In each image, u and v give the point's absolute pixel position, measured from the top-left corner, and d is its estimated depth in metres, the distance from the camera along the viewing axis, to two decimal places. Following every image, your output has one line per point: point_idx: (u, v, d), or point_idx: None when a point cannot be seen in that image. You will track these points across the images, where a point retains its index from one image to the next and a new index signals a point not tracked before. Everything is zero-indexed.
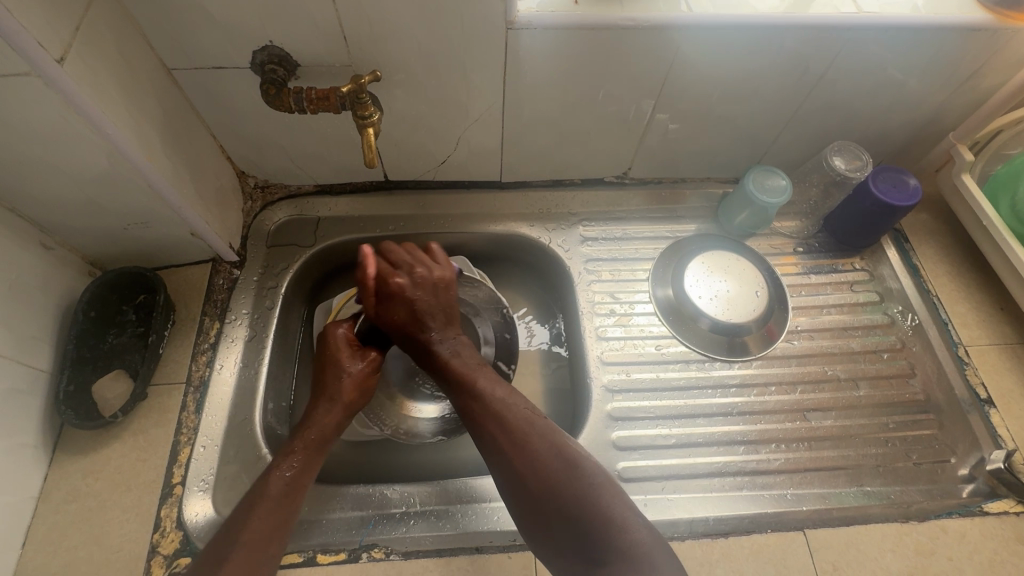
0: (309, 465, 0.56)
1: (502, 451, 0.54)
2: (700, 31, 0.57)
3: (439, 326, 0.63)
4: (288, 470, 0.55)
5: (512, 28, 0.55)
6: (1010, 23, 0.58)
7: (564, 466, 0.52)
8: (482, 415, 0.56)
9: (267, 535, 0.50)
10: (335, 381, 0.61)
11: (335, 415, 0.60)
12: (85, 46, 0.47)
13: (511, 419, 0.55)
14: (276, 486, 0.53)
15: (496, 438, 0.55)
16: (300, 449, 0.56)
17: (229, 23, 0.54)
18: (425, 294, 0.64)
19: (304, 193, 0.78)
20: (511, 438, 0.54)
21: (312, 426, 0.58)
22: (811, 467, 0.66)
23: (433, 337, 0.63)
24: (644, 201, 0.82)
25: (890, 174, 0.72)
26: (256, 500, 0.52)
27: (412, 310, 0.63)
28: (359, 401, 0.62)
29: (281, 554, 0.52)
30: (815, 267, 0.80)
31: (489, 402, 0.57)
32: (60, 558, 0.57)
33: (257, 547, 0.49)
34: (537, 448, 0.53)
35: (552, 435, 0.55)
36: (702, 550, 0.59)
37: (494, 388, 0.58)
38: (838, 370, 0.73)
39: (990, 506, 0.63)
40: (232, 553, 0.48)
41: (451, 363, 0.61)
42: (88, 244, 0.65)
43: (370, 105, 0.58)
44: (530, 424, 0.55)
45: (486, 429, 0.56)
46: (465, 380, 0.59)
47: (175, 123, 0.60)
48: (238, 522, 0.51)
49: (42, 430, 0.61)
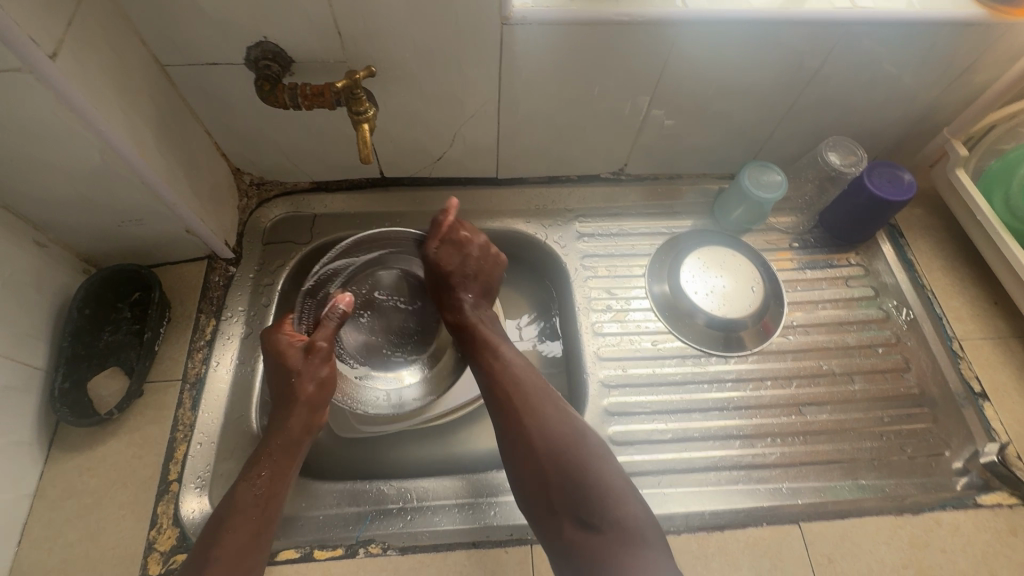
0: (277, 471, 0.56)
1: (514, 412, 0.58)
2: (695, 26, 0.57)
3: (476, 292, 0.68)
4: (256, 480, 0.55)
5: (507, 23, 0.55)
6: (1003, 18, 0.58)
7: (572, 433, 0.56)
8: (500, 376, 0.60)
9: (242, 546, 0.51)
10: (290, 384, 0.59)
11: (299, 418, 0.59)
12: (77, 42, 0.47)
13: (527, 385, 0.59)
14: (246, 499, 0.53)
15: (509, 401, 0.58)
16: (267, 458, 0.56)
17: (223, 19, 0.53)
18: (476, 258, 0.68)
19: (300, 190, 0.78)
20: (525, 402, 0.58)
21: (277, 434, 0.58)
22: (807, 461, 0.67)
23: (469, 300, 0.68)
24: (640, 196, 0.82)
25: (885, 168, 0.72)
26: (228, 512, 0.53)
27: (463, 267, 0.67)
28: (321, 395, 0.60)
29: (264, 560, 0.52)
30: (811, 262, 0.80)
31: (510, 366, 0.61)
32: (56, 555, 0.57)
33: (232, 559, 0.50)
34: (548, 413, 0.57)
35: (562, 407, 0.59)
36: (698, 544, 0.60)
37: (513, 358, 0.63)
38: (833, 365, 0.73)
39: (984, 498, 0.63)
40: (206, 567, 0.49)
41: (479, 326, 0.66)
42: (83, 241, 0.65)
43: (365, 100, 0.58)
44: (545, 393, 0.59)
45: (501, 391, 0.59)
46: (488, 345, 0.64)
47: (170, 120, 0.60)
48: (212, 536, 0.52)
49: (38, 427, 0.61)
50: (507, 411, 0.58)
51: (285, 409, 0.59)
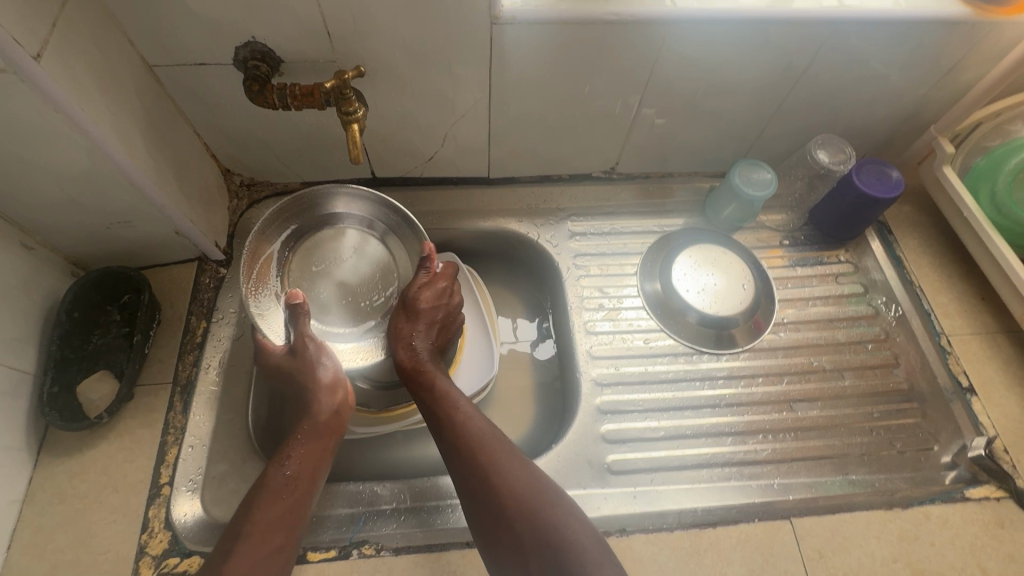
0: (305, 454, 0.57)
1: (479, 474, 0.54)
2: (685, 25, 0.57)
3: (435, 335, 0.65)
4: (286, 462, 0.56)
5: (497, 23, 0.55)
6: (988, 17, 0.59)
7: (542, 491, 0.54)
8: (462, 430, 0.57)
9: (272, 524, 0.52)
10: (303, 380, 0.60)
11: (325, 404, 0.59)
12: (62, 42, 0.47)
13: (490, 440, 0.56)
14: (276, 479, 0.54)
15: (474, 460, 0.55)
16: (295, 443, 0.57)
17: (211, 19, 0.53)
18: (441, 307, 0.65)
19: (291, 191, 0.78)
20: (490, 461, 0.55)
21: (305, 418, 0.58)
22: (798, 457, 0.67)
23: (423, 339, 0.64)
24: (632, 195, 0.82)
25: (874, 166, 0.73)
26: (257, 492, 0.54)
27: (434, 312, 0.65)
28: (339, 381, 0.61)
29: (296, 541, 0.53)
30: (801, 259, 0.81)
31: (471, 420, 0.58)
32: (46, 559, 0.57)
33: (260, 538, 0.51)
34: (519, 472, 0.54)
35: (526, 462, 0.56)
36: (691, 541, 0.60)
37: (474, 412, 0.59)
38: (824, 361, 0.74)
39: (972, 492, 0.64)
40: (238, 544, 0.50)
41: (438, 378, 0.62)
42: (71, 244, 0.64)
43: (354, 100, 0.58)
44: (510, 449, 0.56)
45: (463, 448, 0.56)
46: (446, 397, 0.60)
47: (158, 121, 0.60)
48: (242, 514, 0.52)
49: (27, 432, 0.60)
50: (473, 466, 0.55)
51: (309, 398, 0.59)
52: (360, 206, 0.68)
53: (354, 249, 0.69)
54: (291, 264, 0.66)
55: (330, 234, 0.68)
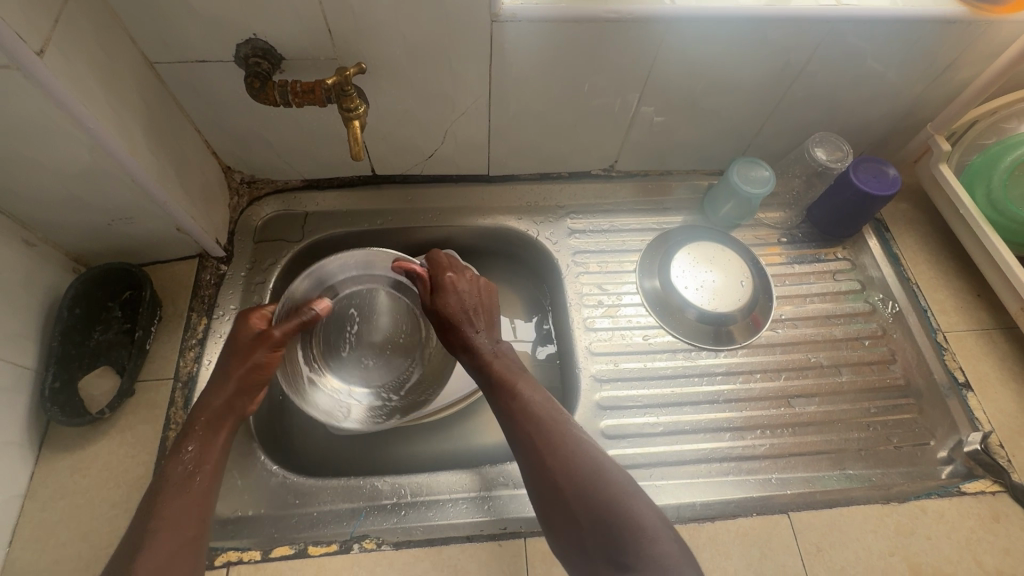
0: (206, 445, 0.54)
1: (539, 456, 0.52)
2: (683, 23, 0.58)
3: (485, 326, 0.64)
4: (185, 456, 0.53)
5: (497, 20, 0.56)
6: (983, 16, 0.60)
7: (602, 472, 0.51)
8: (517, 410, 0.56)
9: (181, 516, 0.49)
10: (227, 366, 0.59)
11: (225, 392, 0.58)
12: (64, 38, 0.47)
13: (545, 421, 0.54)
14: (176, 471, 0.51)
15: (533, 442, 0.53)
16: (193, 434, 0.55)
17: (212, 16, 0.53)
18: (476, 294, 0.65)
19: (292, 188, 0.78)
20: (548, 441, 0.53)
21: (201, 410, 0.56)
22: (796, 452, 0.68)
23: (479, 332, 0.63)
24: (631, 192, 0.82)
25: (872, 164, 0.73)
26: (158, 488, 0.50)
27: (462, 305, 0.64)
28: (256, 378, 0.59)
29: (207, 531, 0.51)
30: (799, 257, 0.81)
31: (526, 403, 0.56)
32: (48, 554, 0.57)
33: (171, 530, 0.48)
34: (578, 454, 0.52)
35: (580, 438, 0.53)
36: (689, 534, 0.60)
37: (535, 395, 0.57)
38: (821, 357, 0.74)
39: (967, 486, 0.65)
40: (146, 541, 0.46)
41: (494, 363, 0.61)
42: (72, 240, 0.64)
43: (355, 97, 0.59)
44: (570, 431, 0.54)
45: (523, 429, 0.54)
46: (504, 383, 0.58)
47: (159, 117, 0.60)
48: (147, 511, 0.49)
49: (28, 427, 0.60)
50: (529, 444, 0.53)
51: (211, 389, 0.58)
52: (342, 267, 0.72)
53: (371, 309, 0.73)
54: (326, 351, 0.71)
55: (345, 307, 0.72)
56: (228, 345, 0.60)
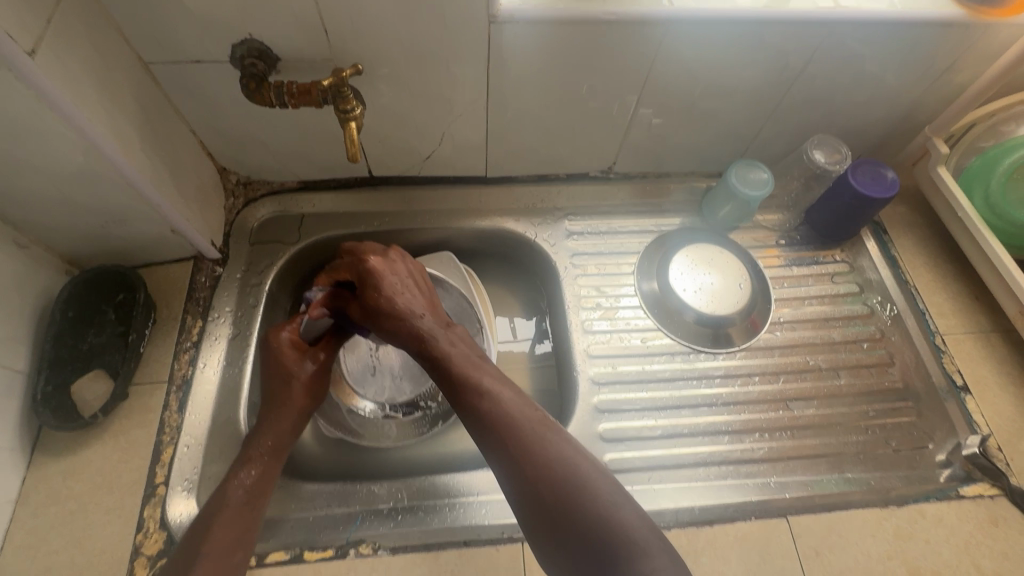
0: (268, 471, 0.55)
1: (514, 463, 0.48)
2: (680, 25, 0.57)
3: (429, 311, 0.59)
4: (245, 479, 0.53)
5: (495, 21, 0.55)
6: (982, 18, 0.59)
7: (586, 473, 0.48)
8: (488, 412, 0.51)
9: (231, 543, 0.50)
10: (283, 389, 0.59)
11: (289, 419, 0.58)
12: (57, 39, 0.46)
13: (521, 420, 0.50)
14: (235, 495, 0.52)
15: (508, 448, 0.49)
16: (258, 458, 0.55)
17: (206, 16, 0.53)
18: (408, 280, 0.61)
19: (288, 189, 0.77)
20: (525, 448, 0.49)
21: (268, 433, 0.57)
22: (795, 455, 0.68)
23: (422, 316, 0.58)
24: (629, 195, 0.82)
25: (869, 166, 0.73)
26: (215, 511, 0.51)
27: (391, 290, 0.59)
28: (313, 403, 0.61)
29: (248, 558, 0.51)
30: (797, 259, 0.81)
31: (499, 404, 0.51)
32: (39, 560, 0.56)
33: (220, 556, 0.49)
34: (559, 457, 0.48)
35: (562, 440, 0.50)
36: (688, 539, 0.60)
37: (506, 391, 0.53)
38: (819, 360, 0.74)
39: (966, 490, 0.64)
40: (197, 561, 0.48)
41: (450, 355, 0.55)
42: (64, 242, 0.64)
43: (352, 99, 0.58)
44: (546, 437, 0.49)
45: (496, 445, 0.49)
46: (469, 379, 0.53)
47: (154, 118, 0.60)
48: (200, 535, 0.50)
49: (20, 431, 0.59)
50: (505, 451, 0.49)
51: (276, 410, 0.58)
52: None
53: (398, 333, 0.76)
54: (359, 375, 0.74)
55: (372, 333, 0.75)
56: (268, 363, 0.60)
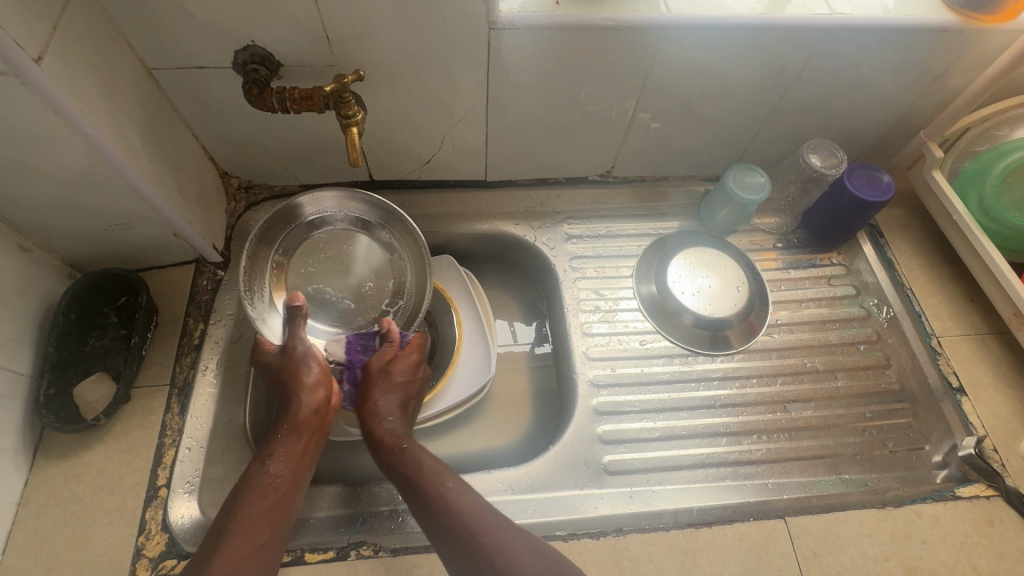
0: (290, 452, 0.55)
1: (461, 562, 0.50)
2: (678, 30, 0.58)
3: (410, 414, 0.62)
4: (268, 461, 0.54)
5: (495, 28, 0.56)
6: (974, 24, 0.60)
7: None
8: (449, 504, 0.52)
9: (257, 522, 0.50)
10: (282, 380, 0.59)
11: (307, 400, 0.58)
12: (63, 46, 0.47)
13: (482, 513, 0.52)
14: (259, 476, 0.52)
15: (454, 550, 0.50)
16: (278, 441, 0.55)
17: (210, 22, 0.53)
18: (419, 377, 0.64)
19: (290, 193, 0.78)
20: (470, 554, 0.49)
21: (287, 415, 0.57)
22: (792, 456, 0.68)
23: (393, 415, 0.61)
24: (628, 199, 0.83)
25: (864, 170, 0.74)
26: (239, 494, 0.51)
27: (403, 379, 0.63)
28: (313, 378, 0.59)
29: (280, 540, 0.51)
30: (794, 262, 0.82)
31: (462, 497, 0.53)
32: (42, 562, 0.57)
33: (247, 533, 0.49)
34: (504, 552, 0.49)
35: (519, 532, 0.51)
36: (687, 539, 0.60)
37: (463, 489, 0.54)
38: (817, 362, 0.75)
39: (962, 490, 0.65)
40: (223, 545, 0.47)
41: (416, 453, 0.57)
42: (67, 246, 0.64)
43: (353, 104, 0.58)
44: (505, 527, 0.51)
45: (455, 535, 0.51)
46: (431, 479, 0.55)
47: (156, 123, 0.60)
48: (224, 516, 0.50)
49: (23, 434, 0.60)
50: (463, 540, 0.50)
51: (292, 391, 0.58)
52: (308, 215, 0.69)
53: (356, 252, 0.70)
54: (292, 270, 0.68)
55: (320, 241, 0.69)
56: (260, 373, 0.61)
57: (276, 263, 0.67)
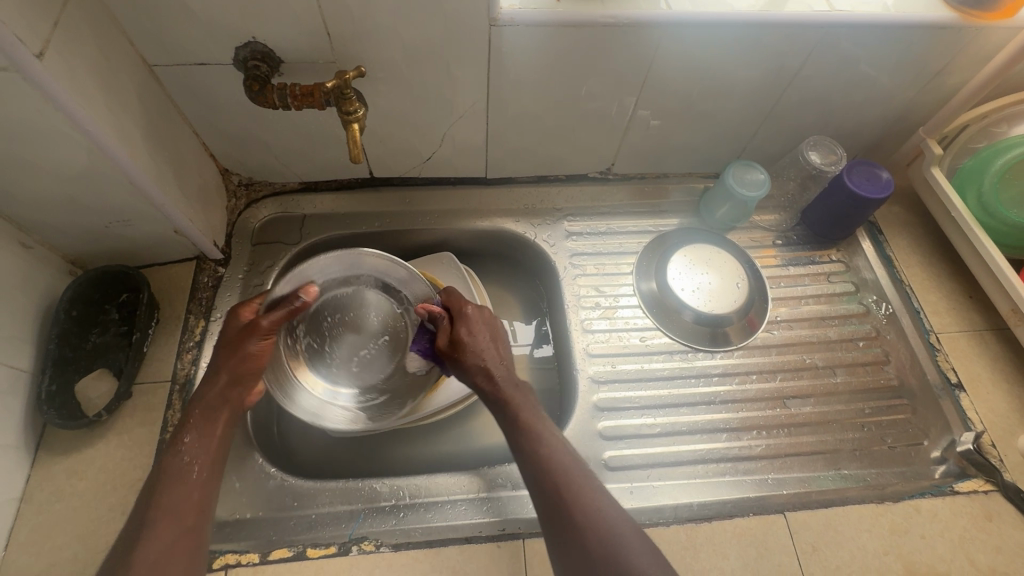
0: (204, 437, 0.55)
1: (550, 512, 0.51)
2: (678, 27, 0.58)
3: (503, 360, 0.63)
4: (181, 448, 0.53)
5: (496, 24, 0.56)
6: (973, 21, 0.61)
7: (605, 542, 0.48)
8: (545, 459, 0.54)
9: (180, 508, 0.50)
10: (220, 356, 0.59)
11: (218, 386, 0.57)
12: (64, 42, 0.47)
13: (574, 473, 0.53)
14: (174, 463, 0.52)
15: (543, 495, 0.52)
16: (190, 424, 0.55)
17: (211, 19, 0.54)
18: (493, 329, 0.65)
19: (290, 190, 0.78)
20: (556, 508, 0.51)
21: (198, 401, 0.56)
22: (792, 452, 0.68)
23: (491, 364, 0.61)
24: (627, 196, 0.83)
25: (864, 167, 0.74)
26: (156, 482, 0.51)
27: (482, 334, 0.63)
28: (246, 366, 0.59)
29: (206, 521, 0.51)
30: (793, 259, 0.82)
31: (555, 453, 0.54)
32: (45, 557, 0.57)
33: (168, 521, 0.49)
34: (590, 512, 0.50)
35: (607, 496, 0.52)
36: (687, 534, 0.60)
37: (560, 445, 0.56)
38: (817, 358, 0.75)
39: (961, 485, 0.65)
40: (145, 534, 0.48)
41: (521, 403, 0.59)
42: (68, 242, 0.64)
43: (355, 100, 0.59)
44: (594, 489, 0.52)
45: (548, 488, 0.52)
46: (529, 430, 0.56)
47: (157, 119, 0.60)
48: (144, 506, 0.50)
49: (25, 430, 0.60)
50: (554, 495, 0.52)
51: (207, 379, 0.58)
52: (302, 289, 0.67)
53: (356, 308, 0.70)
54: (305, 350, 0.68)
55: (316, 319, 0.69)
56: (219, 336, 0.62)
57: (289, 356, 0.68)
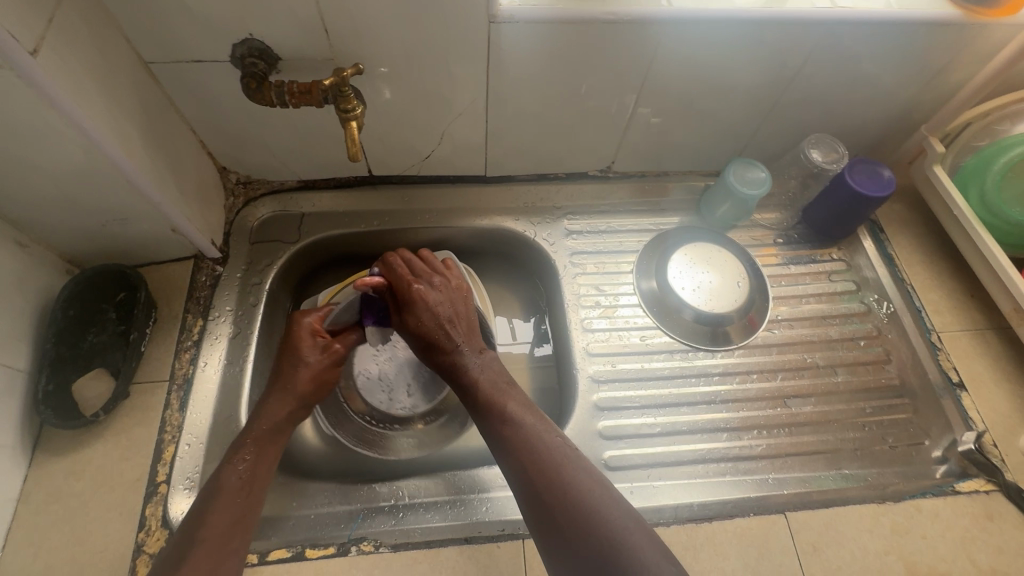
0: (262, 457, 0.55)
1: (514, 464, 0.52)
2: (679, 24, 0.58)
3: (465, 335, 0.60)
4: (240, 464, 0.54)
5: (495, 21, 0.56)
6: (977, 18, 0.60)
7: (566, 488, 0.49)
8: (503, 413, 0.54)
9: (226, 529, 0.50)
10: (292, 372, 0.61)
11: (285, 406, 0.58)
12: (59, 39, 0.46)
13: (533, 425, 0.54)
14: (230, 479, 0.53)
15: (515, 470, 0.52)
16: (252, 442, 0.55)
17: (207, 15, 0.53)
18: (447, 303, 0.61)
19: (288, 189, 0.78)
20: (519, 459, 0.52)
21: (263, 418, 0.57)
22: (793, 452, 0.68)
23: (459, 353, 0.58)
24: (627, 194, 0.82)
25: (866, 165, 0.74)
26: (212, 494, 0.52)
27: (436, 316, 0.59)
28: (314, 394, 0.61)
29: (247, 543, 0.52)
30: (794, 257, 0.82)
31: (514, 408, 0.55)
32: (43, 558, 0.57)
33: (215, 541, 0.49)
34: (553, 463, 0.51)
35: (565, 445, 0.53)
36: (688, 535, 0.60)
37: (534, 421, 0.54)
38: (817, 358, 0.75)
39: (962, 485, 0.65)
40: (191, 551, 0.48)
41: (485, 384, 0.57)
42: (65, 242, 0.64)
43: (353, 98, 0.58)
44: (552, 440, 0.53)
45: (510, 441, 0.53)
46: (489, 390, 0.56)
47: (154, 117, 0.60)
48: (196, 519, 0.50)
49: (22, 430, 0.60)
50: (514, 447, 0.52)
51: (276, 396, 0.59)
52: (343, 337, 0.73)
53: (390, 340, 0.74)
54: (355, 389, 0.73)
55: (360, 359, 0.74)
56: (286, 341, 0.63)
57: (345, 398, 0.73)
